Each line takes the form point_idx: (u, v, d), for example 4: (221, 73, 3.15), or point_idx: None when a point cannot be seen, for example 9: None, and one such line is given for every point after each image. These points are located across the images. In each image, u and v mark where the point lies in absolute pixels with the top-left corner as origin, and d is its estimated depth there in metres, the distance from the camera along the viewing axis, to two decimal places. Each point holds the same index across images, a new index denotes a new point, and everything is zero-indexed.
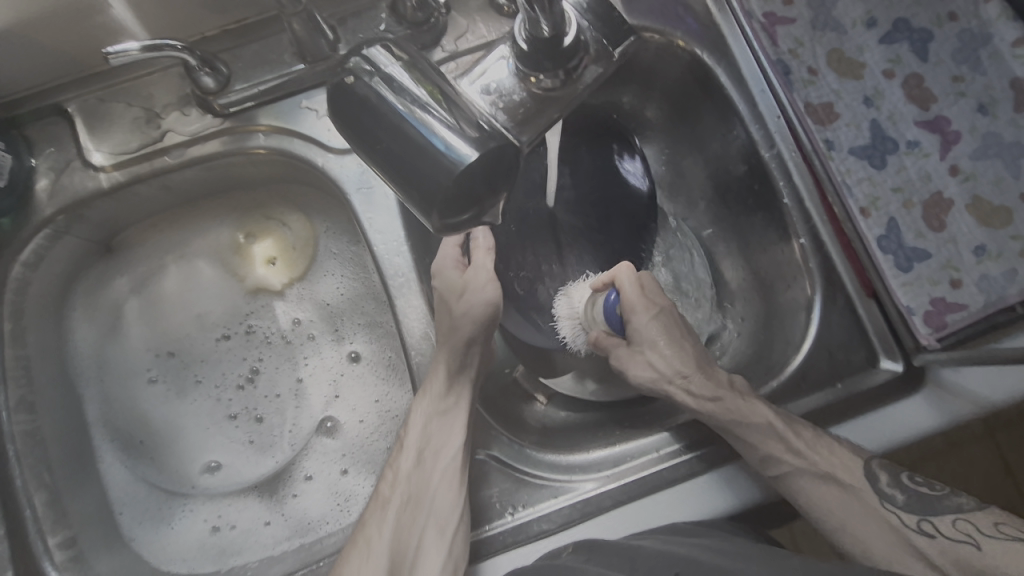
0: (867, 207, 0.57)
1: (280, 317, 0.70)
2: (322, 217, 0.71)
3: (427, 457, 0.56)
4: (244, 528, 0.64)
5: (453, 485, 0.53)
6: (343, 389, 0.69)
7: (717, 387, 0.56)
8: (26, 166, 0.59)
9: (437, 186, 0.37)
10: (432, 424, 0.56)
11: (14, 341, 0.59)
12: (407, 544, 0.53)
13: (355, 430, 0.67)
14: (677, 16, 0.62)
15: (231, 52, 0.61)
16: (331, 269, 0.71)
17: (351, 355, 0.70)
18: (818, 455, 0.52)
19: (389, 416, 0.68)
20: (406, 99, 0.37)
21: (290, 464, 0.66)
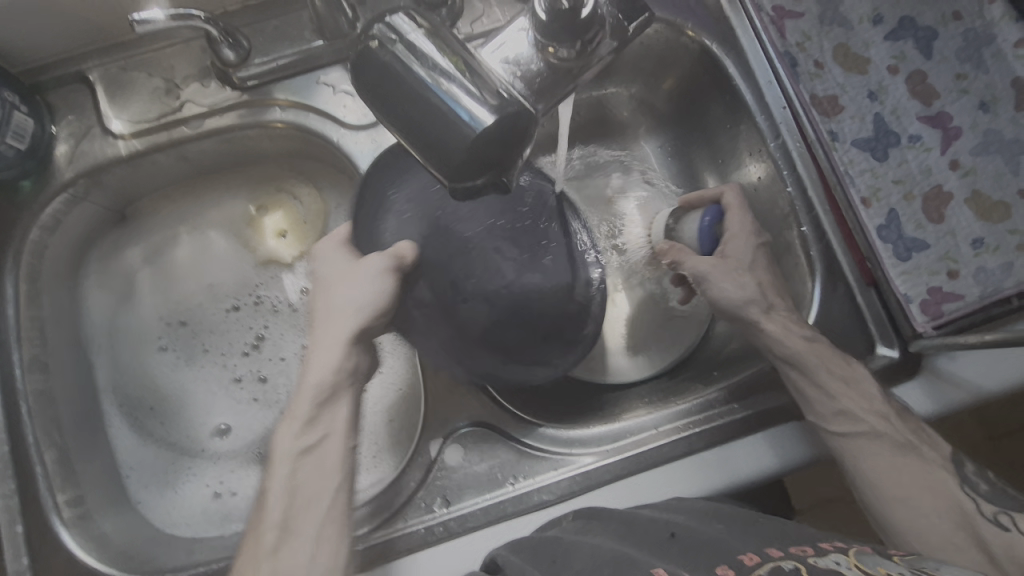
0: (869, 197, 0.58)
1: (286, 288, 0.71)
2: (333, 192, 0.72)
3: (296, 513, 0.46)
4: (243, 496, 0.64)
5: (335, 535, 0.46)
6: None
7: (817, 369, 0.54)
8: (48, 133, 0.61)
9: (457, 150, 0.38)
10: (302, 469, 0.47)
11: (29, 302, 0.60)
12: None
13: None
14: (687, 8, 0.65)
15: (252, 27, 0.63)
16: None
17: None
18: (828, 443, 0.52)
19: None
20: (428, 66, 0.38)
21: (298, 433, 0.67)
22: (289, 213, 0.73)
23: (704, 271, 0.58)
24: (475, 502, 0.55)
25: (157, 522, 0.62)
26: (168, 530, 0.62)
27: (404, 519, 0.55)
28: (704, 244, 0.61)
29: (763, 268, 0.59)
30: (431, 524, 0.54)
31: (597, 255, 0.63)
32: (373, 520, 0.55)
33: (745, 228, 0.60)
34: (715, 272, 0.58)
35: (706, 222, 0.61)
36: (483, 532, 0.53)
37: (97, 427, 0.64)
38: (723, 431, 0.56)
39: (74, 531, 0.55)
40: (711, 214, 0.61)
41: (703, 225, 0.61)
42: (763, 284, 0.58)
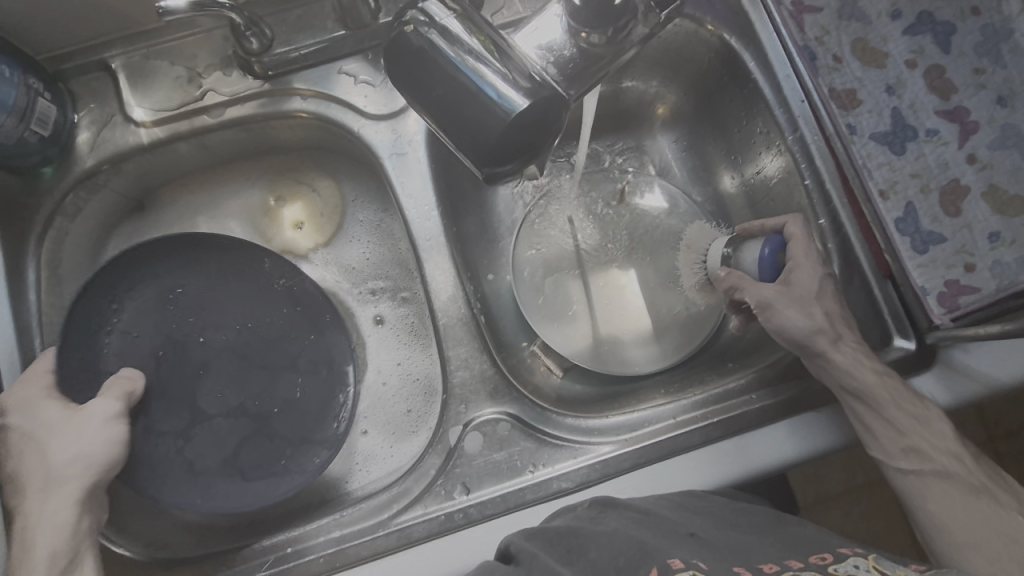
0: (886, 190, 0.59)
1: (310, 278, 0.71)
2: (350, 183, 0.73)
3: None
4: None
5: None
6: (374, 351, 0.69)
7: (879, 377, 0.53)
8: (70, 120, 0.61)
9: (489, 133, 0.38)
10: None
11: (51, 289, 0.61)
12: None
13: (392, 395, 0.68)
14: (706, 2, 0.65)
15: (274, 16, 0.63)
16: (357, 234, 0.72)
17: (376, 317, 0.70)
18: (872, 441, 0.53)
19: (412, 379, 0.68)
20: (459, 49, 0.39)
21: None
22: (306, 203, 0.73)
23: (768, 299, 0.56)
24: (496, 488, 0.55)
25: None
26: None
27: (423, 505, 0.55)
28: (766, 275, 0.59)
29: (831, 296, 0.56)
30: (450, 510, 0.55)
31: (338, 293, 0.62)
32: (392, 506, 0.55)
33: (810, 255, 0.57)
34: (780, 301, 0.56)
35: (770, 252, 0.58)
36: (502, 519, 0.54)
37: None
38: (738, 423, 0.56)
39: None
40: (774, 244, 0.58)
41: (765, 255, 0.58)
42: (829, 315, 0.55)
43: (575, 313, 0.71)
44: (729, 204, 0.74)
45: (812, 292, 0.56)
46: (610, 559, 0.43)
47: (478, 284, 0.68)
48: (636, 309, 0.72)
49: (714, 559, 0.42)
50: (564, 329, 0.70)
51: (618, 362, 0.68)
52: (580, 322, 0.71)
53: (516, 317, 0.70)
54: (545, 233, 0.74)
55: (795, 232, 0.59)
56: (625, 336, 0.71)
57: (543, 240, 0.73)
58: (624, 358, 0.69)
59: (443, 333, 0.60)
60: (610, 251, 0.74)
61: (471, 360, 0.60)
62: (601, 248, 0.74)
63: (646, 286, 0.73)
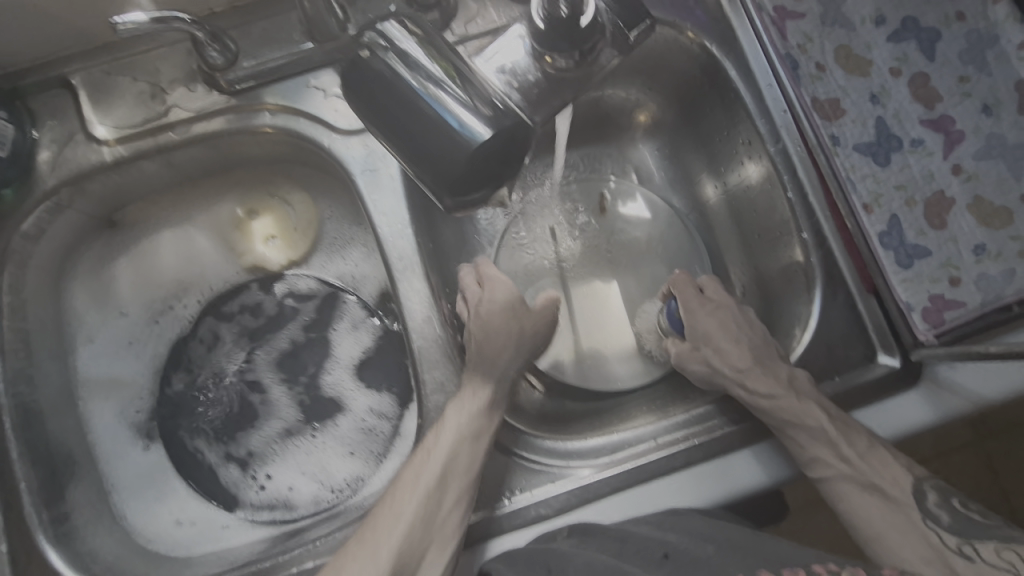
0: (870, 203, 0.57)
1: (271, 304, 0.70)
2: (327, 198, 0.71)
3: (451, 466, 0.51)
4: (206, 523, 0.62)
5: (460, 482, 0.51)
6: (337, 385, 0.67)
7: (775, 384, 0.55)
8: (29, 138, 0.59)
9: (452, 164, 0.37)
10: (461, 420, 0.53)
11: (13, 314, 0.59)
12: (424, 532, 0.48)
13: (353, 426, 0.65)
14: (686, 8, 0.63)
15: (240, 29, 0.61)
16: (333, 252, 0.71)
17: (356, 341, 0.68)
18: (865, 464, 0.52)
19: (373, 426, 0.65)
20: (420, 76, 0.37)
21: (299, 446, 0.65)
22: (280, 218, 0.71)
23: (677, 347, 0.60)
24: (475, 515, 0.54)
25: (139, 534, 0.61)
26: (142, 544, 0.60)
27: None
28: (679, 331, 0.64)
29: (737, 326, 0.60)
30: None
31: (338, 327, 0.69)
32: None
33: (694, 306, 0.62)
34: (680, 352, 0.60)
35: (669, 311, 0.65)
36: (478, 547, 0.53)
37: (80, 437, 0.62)
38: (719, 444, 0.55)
39: (65, 549, 0.54)
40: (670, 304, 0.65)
41: (669, 311, 0.64)
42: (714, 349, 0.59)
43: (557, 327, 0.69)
44: (712, 213, 0.73)
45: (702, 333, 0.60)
46: None
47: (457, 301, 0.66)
48: (616, 323, 0.70)
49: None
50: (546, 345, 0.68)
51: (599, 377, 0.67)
52: (561, 332, 0.69)
53: None
54: (525, 242, 0.72)
55: (674, 285, 0.64)
56: (607, 350, 0.69)
57: (526, 249, 0.71)
58: (605, 373, 0.68)
59: (419, 356, 0.59)
60: (592, 262, 0.72)
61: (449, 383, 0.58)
62: (584, 259, 0.73)
63: (628, 298, 0.71)
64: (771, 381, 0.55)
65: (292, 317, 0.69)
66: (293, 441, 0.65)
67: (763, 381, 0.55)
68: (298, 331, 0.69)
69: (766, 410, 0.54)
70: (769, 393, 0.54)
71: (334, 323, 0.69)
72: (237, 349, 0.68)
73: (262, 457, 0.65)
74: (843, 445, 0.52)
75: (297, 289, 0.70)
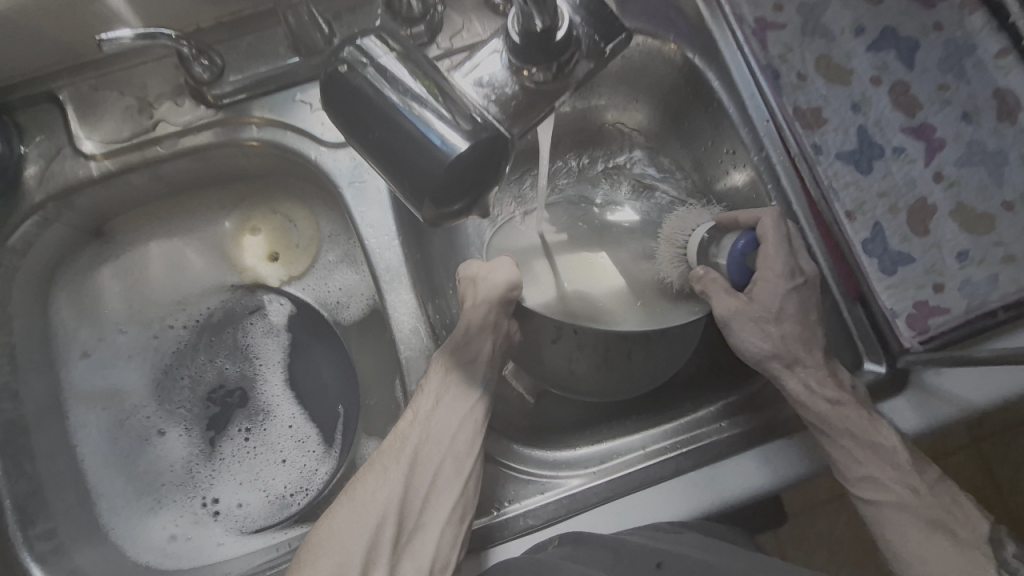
0: (854, 211, 0.58)
1: (206, 319, 0.69)
2: (325, 213, 0.70)
3: (445, 410, 0.55)
4: (201, 538, 0.62)
5: (469, 435, 0.55)
6: (274, 395, 0.67)
7: (840, 390, 0.54)
8: (16, 154, 0.59)
9: (431, 179, 0.37)
10: (454, 377, 0.56)
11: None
12: (419, 481, 0.53)
13: (282, 435, 0.66)
14: (669, 19, 0.64)
15: (227, 43, 0.61)
16: (331, 275, 0.70)
17: (284, 345, 0.69)
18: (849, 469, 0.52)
19: (309, 432, 0.66)
20: (400, 92, 0.37)
21: (241, 462, 0.65)
22: (281, 234, 0.71)
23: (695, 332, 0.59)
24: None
25: (128, 548, 0.60)
26: (133, 557, 0.60)
27: None
28: (737, 277, 0.60)
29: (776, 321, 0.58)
30: None
31: (271, 334, 0.69)
32: None
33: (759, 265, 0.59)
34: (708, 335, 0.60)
35: (734, 251, 0.60)
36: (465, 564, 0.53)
37: (67, 451, 0.62)
38: (709, 452, 0.55)
39: (50, 565, 0.54)
40: (743, 240, 0.59)
41: (737, 247, 0.59)
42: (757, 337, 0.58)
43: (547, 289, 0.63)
44: None
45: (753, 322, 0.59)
46: None
47: (443, 301, 0.66)
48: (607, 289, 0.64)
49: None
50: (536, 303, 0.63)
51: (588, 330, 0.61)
52: (544, 290, 0.64)
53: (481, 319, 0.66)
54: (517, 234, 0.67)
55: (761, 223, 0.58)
56: (602, 309, 0.62)
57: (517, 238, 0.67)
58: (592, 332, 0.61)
59: (405, 367, 0.58)
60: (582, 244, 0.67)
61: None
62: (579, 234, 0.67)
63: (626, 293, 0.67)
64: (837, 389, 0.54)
65: (230, 327, 0.69)
66: (238, 456, 0.65)
67: (828, 386, 0.54)
68: (230, 342, 0.69)
69: None
70: (836, 399, 0.53)
71: (246, 341, 0.69)
72: (172, 373, 0.67)
73: (206, 477, 0.64)
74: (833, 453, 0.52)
75: (227, 303, 0.70)
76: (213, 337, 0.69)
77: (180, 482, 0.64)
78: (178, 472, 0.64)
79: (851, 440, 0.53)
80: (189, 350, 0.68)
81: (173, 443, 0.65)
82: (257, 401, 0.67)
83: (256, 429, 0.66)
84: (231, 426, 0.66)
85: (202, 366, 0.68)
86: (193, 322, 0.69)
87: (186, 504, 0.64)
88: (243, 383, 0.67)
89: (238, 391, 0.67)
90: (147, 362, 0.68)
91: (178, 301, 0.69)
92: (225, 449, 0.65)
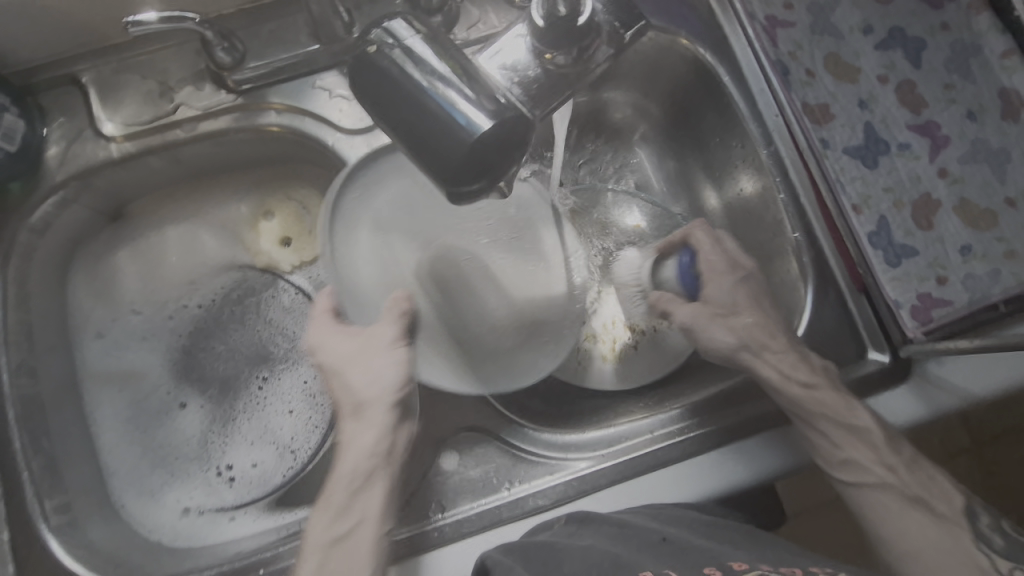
0: (860, 204, 0.59)
1: (222, 292, 0.70)
2: None
3: None
4: (212, 513, 0.63)
5: None
6: (290, 358, 0.68)
7: (813, 373, 0.55)
8: (38, 134, 0.60)
9: (453, 157, 0.38)
10: (332, 561, 0.46)
11: (18, 306, 0.59)
12: None
13: (294, 387, 0.67)
14: (681, 17, 0.66)
15: (247, 31, 0.63)
16: None
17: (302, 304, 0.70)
18: (913, 478, 0.50)
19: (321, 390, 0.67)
20: (426, 73, 0.39)
21: (256, 427, 0.66)
22: (296, 221, 0.72)
23: (689, 320, 0.58)
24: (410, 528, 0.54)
25: (140, 527, 0.61)
26: (145, 536, 0.60)
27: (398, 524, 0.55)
28: (688, 288, 0.62)
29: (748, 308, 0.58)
30: (427, 530, 0.54)
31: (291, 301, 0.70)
32: None
33: (781, 329, 0.57)
34: (701, 321, 0.58)
35: (679, 264, 0.62)
36: (481, 536, 0.54)
37: (81, 428, 0.62)
38: (715, 437, 0.56)
39: (63, 538, 0.55)
40: (685, 257, 0.62)
41: (682, 264, 0.62)
42: (791, 405, 0.54)
43: (345, 348, 0.51)
44: (708, 218, 0.75)
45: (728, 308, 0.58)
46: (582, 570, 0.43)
47: None
48: (612, 311, 0.70)
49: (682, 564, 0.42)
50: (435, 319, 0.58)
51: (516, 373, 0.59)
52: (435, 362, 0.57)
53: None
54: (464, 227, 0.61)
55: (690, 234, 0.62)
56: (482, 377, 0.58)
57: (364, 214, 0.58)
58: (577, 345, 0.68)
59: None
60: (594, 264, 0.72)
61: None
62: (492, 250, 0.61)
63: None
64: (808, 371, 0.55)
65: (249, 292, 0.70)
66: (254, 421, 0.66)
67: (799, 369, 0.55)
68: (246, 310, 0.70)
69: (800, 402, 0.53)
70: (809, 382, 0.54)
71: (261, 311, 0.70)
72: (184, 347, 0.68)
73: (219, 446, 0.65)
74: (886, 452, 0.51)
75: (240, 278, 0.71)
76: (227, 308, 0.70)
77: (193, 456, 0.65)
78: (194, 447, 0.65)
79: (829, 423, 0.53)
80: (206, 326, 0.69)
81: (188, 415, 0.66)
82: (272, 361, 0.68)
83: (271, 382, 0.67)
84: (243, 391, 0.67)
85: (217, 337, 0.69)
86: (206, 298, 0.70)
87: (200, 475, 0.64)
88: (259, 345, 0.69)
89: (255, 354, 0.69)
90: (161, 338, 0.68)
91: (195, 276, 0.70)
92: (240, 409, 0.67)
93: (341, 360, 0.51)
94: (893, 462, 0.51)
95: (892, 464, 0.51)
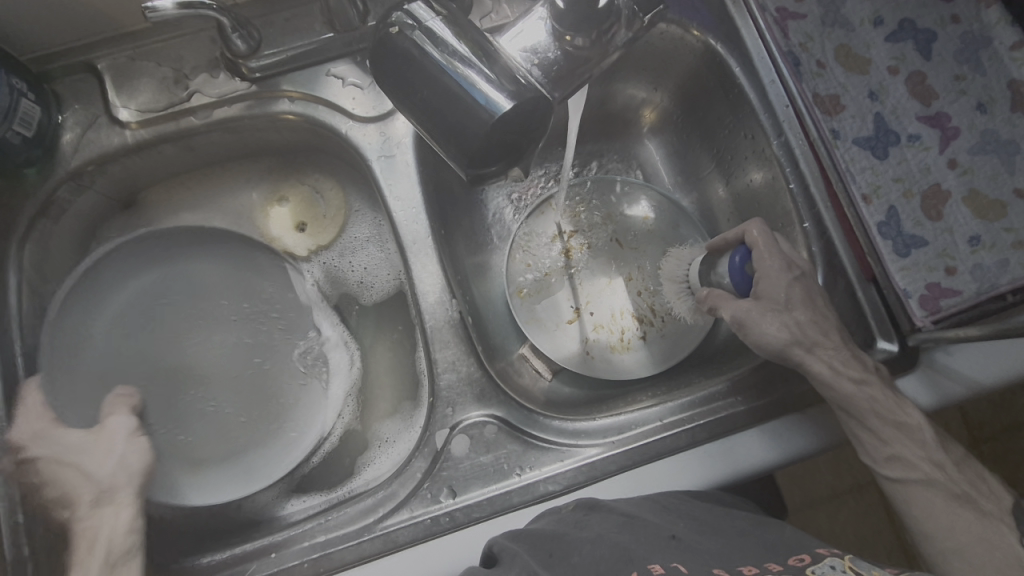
0: (870, 194, 0.59)
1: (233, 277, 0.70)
2: (354, 185, 0.72)
3: None
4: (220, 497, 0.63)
5: None
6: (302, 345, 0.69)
7: (865, 371, 0.54)
8: (54, 121, 0.60)
9: (474, 137, 0.39)
10: None
11: (32, 290, 0.60)
12: None
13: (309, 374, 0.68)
14: (693, 9, 0.66)
15: (263, 19, 0.63)
16: (356, 248, 0.72)
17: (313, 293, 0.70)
18: (957, 477, 0.50)
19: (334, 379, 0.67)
20: (445, 54, 0.39)
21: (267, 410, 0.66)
22: (308, 205, 0.73)
23: (742, 315, 0.57)
24: (413, 513, 0.55)
25: None
26: None
27: (409, 509, 0.55)
28: (742, 286, 0.61)
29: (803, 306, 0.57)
30: (436, 514, 0.55)
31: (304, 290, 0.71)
32: (378, 510, 0.55)
33: (834, 328, 0.56)
34: (754, 315, 0.57)
35: (733, 264, 0.61)
36: (488, 521, 0.54)
37: None
38: (724, 424, 0.57)
39: None
40: (737, 256, 0.61)
41: (735, 263, 0.61)
42: (842, 401, 0.53)
43: (70, 443, 0.52)
44: (716, 210, 0.75)
45: (779, 304, 0.57)
46: (591, 564, 0.43)
47: (469, 296, 0.67)
48: (620, 303, 0.72)
49: (696, 562, 0.41)
50: (158, 436, 0.59)
51: (241, 475, 0.60)
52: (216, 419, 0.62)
53: (507, 319, 0.71)
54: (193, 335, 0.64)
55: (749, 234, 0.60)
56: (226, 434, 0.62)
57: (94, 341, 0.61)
58: (585, 336, 0.70)
59: (430, 335, 0.61)
60: (604, 257, 0.74)
61: (459, 362, 0.61)
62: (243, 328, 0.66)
63: (631, 284, 0.73)
64: (860, 368, 0.54)
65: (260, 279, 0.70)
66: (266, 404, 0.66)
67: (853, 367, 0.54)
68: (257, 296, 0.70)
69: (852, 398, 0.53)
70: (861, 379, 0.53)
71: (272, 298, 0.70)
72: None
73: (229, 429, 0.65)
74: (936, 450, 0.51)
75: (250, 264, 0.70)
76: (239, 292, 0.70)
77: None
78: None
79: (877, 420, 0.53)
80: None
81: None
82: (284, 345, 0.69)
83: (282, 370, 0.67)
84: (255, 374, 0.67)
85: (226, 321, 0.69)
86: None
87: None
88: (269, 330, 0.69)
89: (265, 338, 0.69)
90: None
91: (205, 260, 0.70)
92: None
93: (67, 446, 0.52)
94: (943, 460, 0.51)
95: (940, 462, 0.51)
